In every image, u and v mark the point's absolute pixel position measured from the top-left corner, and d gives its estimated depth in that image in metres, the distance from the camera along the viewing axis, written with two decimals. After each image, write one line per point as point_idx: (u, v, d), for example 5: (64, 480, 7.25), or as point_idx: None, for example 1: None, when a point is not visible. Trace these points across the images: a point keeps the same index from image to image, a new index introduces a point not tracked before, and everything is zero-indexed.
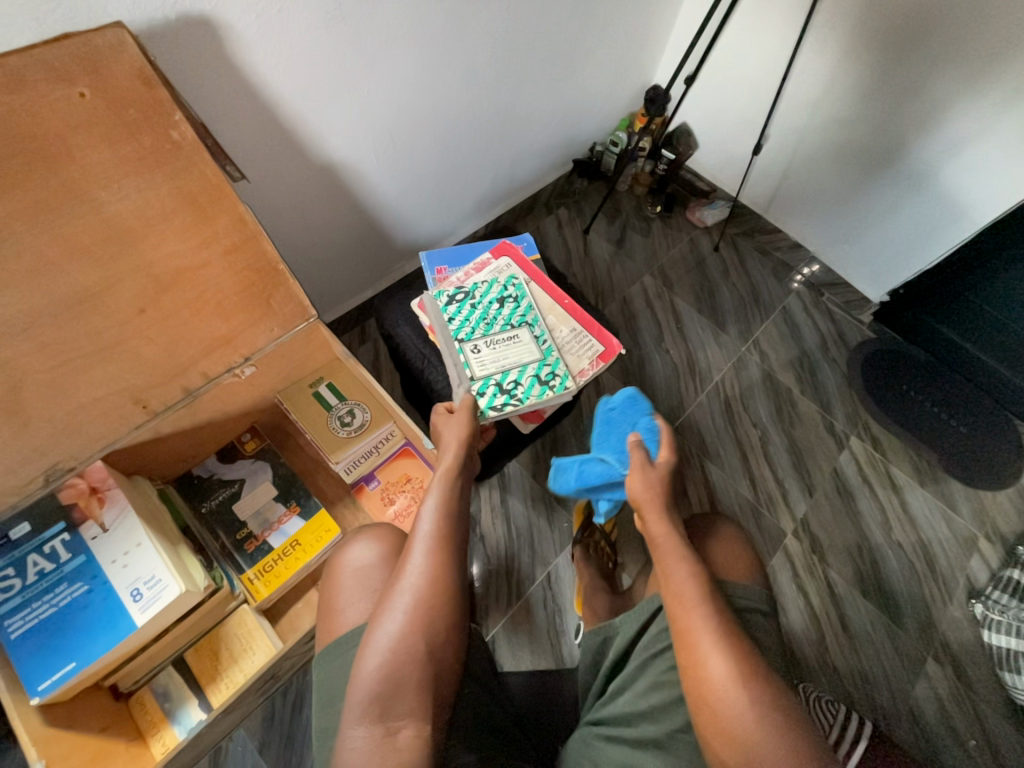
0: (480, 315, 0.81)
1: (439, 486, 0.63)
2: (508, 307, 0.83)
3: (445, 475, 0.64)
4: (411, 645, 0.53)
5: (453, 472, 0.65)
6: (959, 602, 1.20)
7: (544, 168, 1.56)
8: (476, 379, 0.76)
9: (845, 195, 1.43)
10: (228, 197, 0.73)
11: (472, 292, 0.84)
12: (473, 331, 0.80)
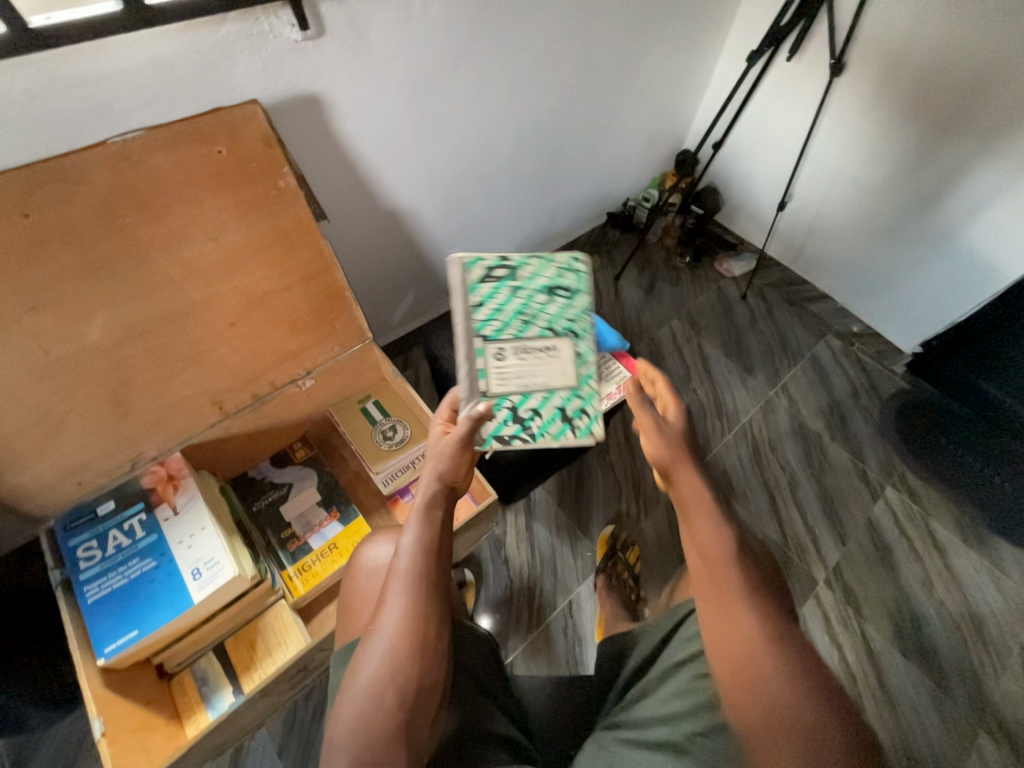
0: (521, 307, 0.77)
1: (415, 524, 0.59)
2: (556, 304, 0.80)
3: (424, 512, 0.60)
4: (383, 698, 0.49)
5: (427, 508, 0.61)
6: (1014, 673, 1.12)
7: (580, 219, 1.70)
8: (488, 395, 0.73)
9: (871, 250, 1.49)
10: (313, 235, 0.87)
11: (517, 273, 0.79)
12: (504, 331, 0.76)
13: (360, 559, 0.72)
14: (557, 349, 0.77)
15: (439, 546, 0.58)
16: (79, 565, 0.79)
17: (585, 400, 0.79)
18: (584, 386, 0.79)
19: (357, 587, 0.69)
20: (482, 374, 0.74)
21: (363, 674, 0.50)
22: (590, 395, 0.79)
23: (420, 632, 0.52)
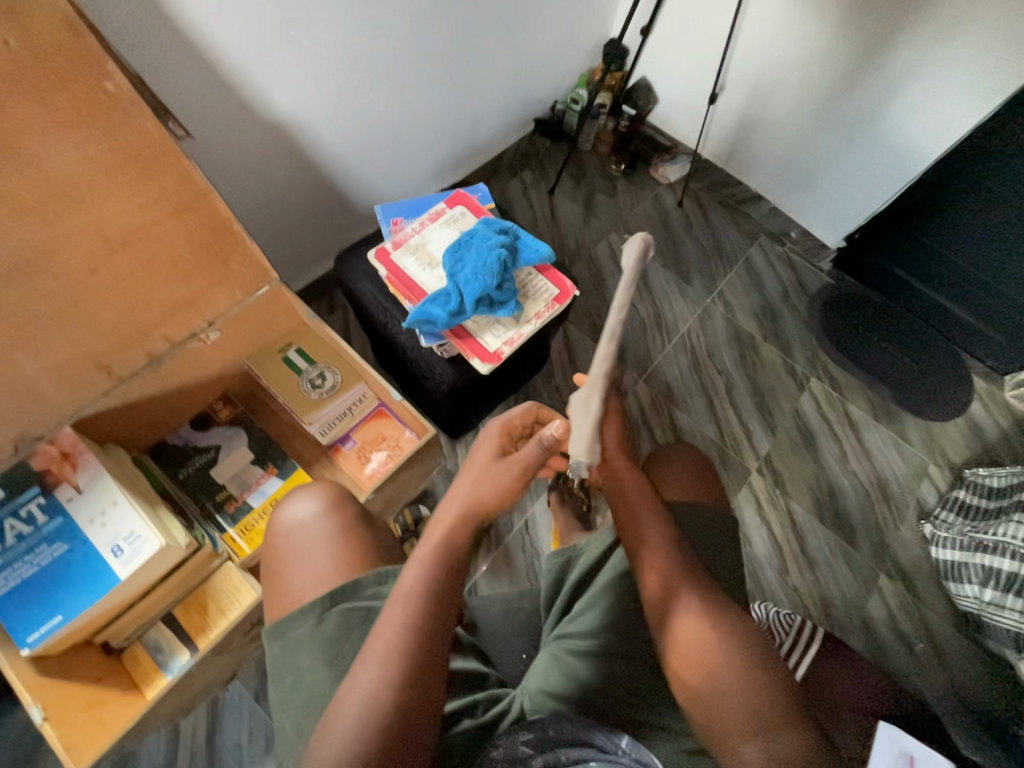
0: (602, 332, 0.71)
1: (419, 565, 0.52)
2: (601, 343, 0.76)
3: (434, 553, 0.53)
4: (375, 735, 0.46)
5: (440, 550, 0.53)
6: (910, 523, 1.29)
7: (504, 127, 1.55)
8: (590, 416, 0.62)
9: (800, 142, 1.46)
10: (172, 153, 0.72)
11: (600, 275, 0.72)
12: None
13: (277, 522, 0.68)
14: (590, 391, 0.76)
15: (443, 598, 0.51)
16: None
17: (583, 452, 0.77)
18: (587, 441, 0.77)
19: (277, 549, 0.67)
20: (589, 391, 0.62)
21: (331, 735, 0.46)
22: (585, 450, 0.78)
23: (404, 697, 0.47)
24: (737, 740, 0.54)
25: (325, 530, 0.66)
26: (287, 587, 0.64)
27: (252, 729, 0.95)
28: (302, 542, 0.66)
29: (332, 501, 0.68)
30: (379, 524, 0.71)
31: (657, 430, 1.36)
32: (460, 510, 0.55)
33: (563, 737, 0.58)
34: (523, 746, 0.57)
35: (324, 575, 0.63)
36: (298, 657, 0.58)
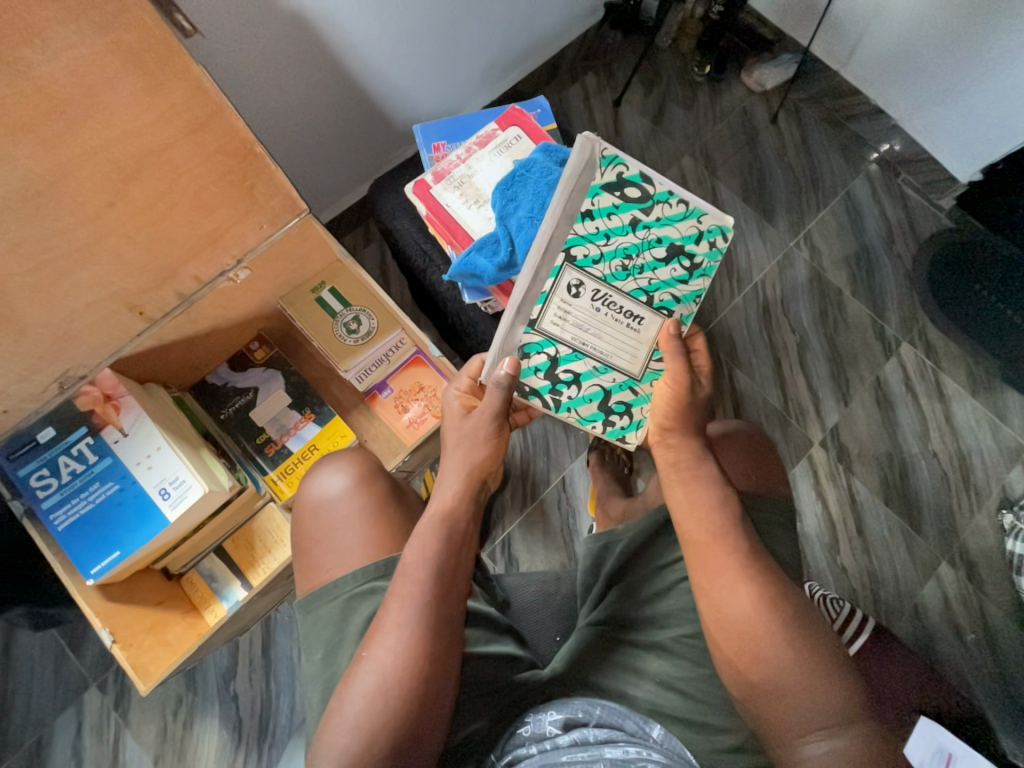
0: (632, 247, 0.64)
1: (423, 536, 0.53)
2: (668, 270, 0.65)
3: (437, 525, 0.54)
4: (402, 687, 0.47)
5: (442, 523, 0.54)
6: (988, 511, 1.17)
7: (568, 14, 1.27)
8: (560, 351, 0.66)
9: (953, 39, 1.12)
10: (179, 57, 0.60)
11: (650, 199, 0.63)
12: (603, 259, 0.63)
13: (305, 494, 0.64)
14: (640, 327, 0.66)
15: (451, 571, 0.52)
16: (37, 494, 0.74)
17: (635, 399, 0.69)
18: (643, 383, 0.68)
19: (309, 522, 0.64)
20: (540, 301, 0.63)
21: (354, 701, 0.47)
22: (644, 397, 0.69)
23: (420, 666, 0.48)
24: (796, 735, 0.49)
25: (359, 503, 0.63)
26: (316, 564, 0.62)
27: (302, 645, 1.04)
28: (331, 517, 0.63)
29: (362, 475, 0.65)
30: (410, 496, 0.67)
31: (714, 391, 1.24)
32: (456, 482, 0.57)
33: (593, 720, 0.53)
34: (550, 724, 0.53)
35: (355, 552, 0.60)
36: (326, 634, 0.57)
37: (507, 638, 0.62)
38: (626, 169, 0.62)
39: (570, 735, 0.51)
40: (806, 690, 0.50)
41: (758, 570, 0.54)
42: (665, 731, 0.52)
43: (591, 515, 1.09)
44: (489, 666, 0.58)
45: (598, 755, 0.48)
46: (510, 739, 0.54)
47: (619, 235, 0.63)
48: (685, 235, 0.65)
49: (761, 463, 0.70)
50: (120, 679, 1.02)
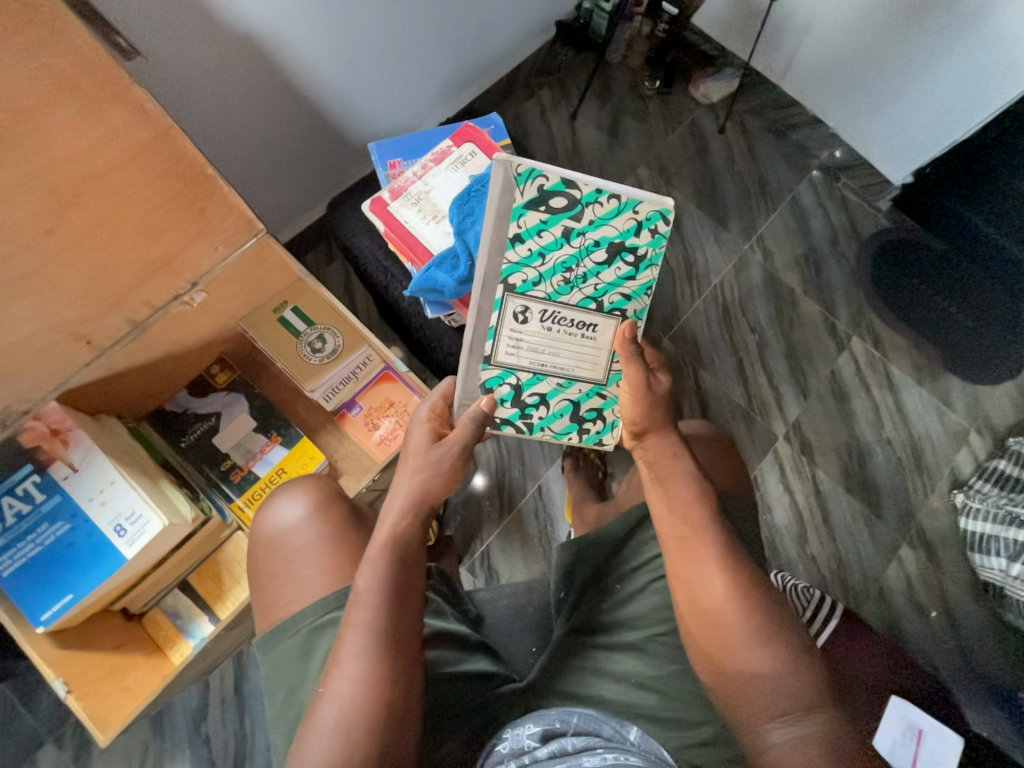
0: (570, 259, 0.66)
1: (372, 562, 0.52)
2: (612, 270, 0.68)
3: (389, 547, 0.53)
4: (362, 720, 0.45)
5: (391, 546, 0.53)
6: (940, 492, 1.23)
7: (520, 32, 1.31)
8: (522, 377, 0.69)
9: (877, 53, 1.21)
10: (119, 79, 0.59)
11: (577, 203, 0.65)
12: (541, 281, 0.66)
13: (261, 526, 0.63)
14: (595, 335, 0.69)
15: (405, 591, 0.51)
16: None
17: (605, 403, 0.72)
18: (610, 386, 0.72)
19: (267, 554, 0.61)
20: (490, 335, 0.67)
21: (315, 741, 0.45)
22: (613, 399, 0.72)
23: (380, 694, 0.46)
24: (765, 721, 0.50)
25: (319, 530, 0.61)
26: (275, 599, 0.59)
27: None
28: (290, 548, 0.61)
29: (319, 503, 0.63)
30: (371, 520, 0.65)
31: (680, 392, 1.28)
32: (407, 505, 0.56)
33: (571, 729, 0.52)
34: (528, 738, 0.52)
35: (316, 582, 0.58)
36: (287, 672, 0.54)
37: (480, 654, 0.61)
38: (545, 182, 0.63)
39: (548, 747, 0.50)
40: (774, 678, 0.51)
41: (727, 566, 0.55)
42: (641, 732, 0.52)
43: (569, 522, 1.09)
44: (461, 684, 0.57)
45: (576, 764, 0.47)
46: (488, 756, 0.53)
47: (551, 250, 0.65)
48: (623, 230, 0.67)
49: (723, 458, 0.73)
50: (80, 732, 0.96)
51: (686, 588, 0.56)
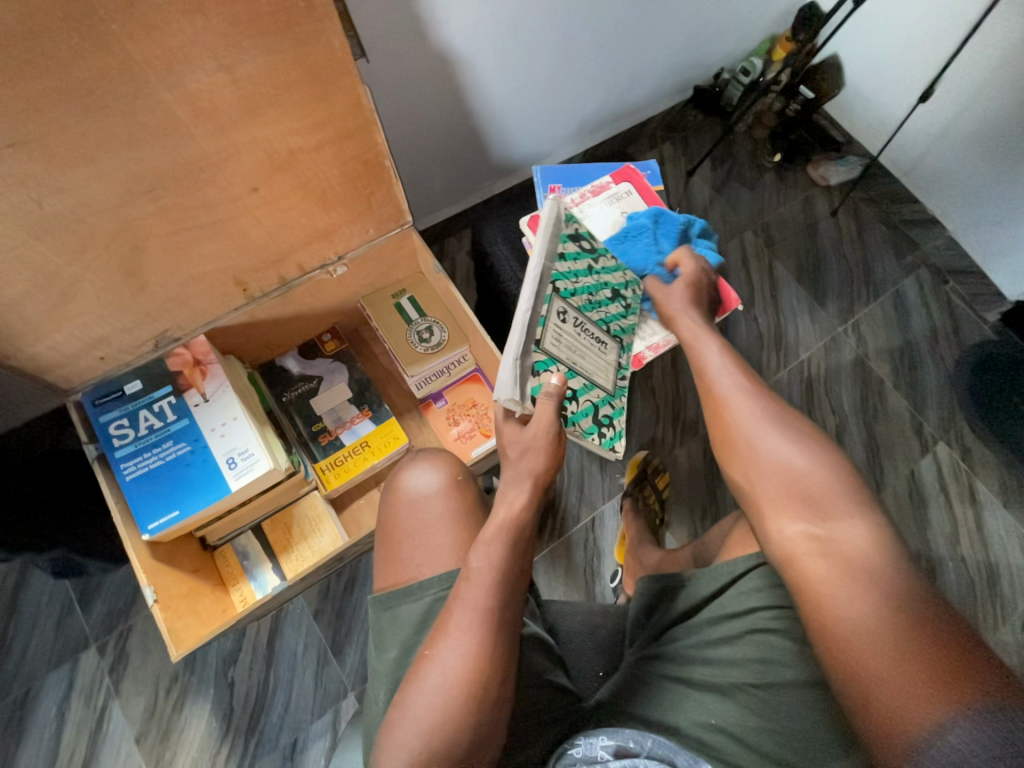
0: (591, 287, 0.74)
1: (489, 544, 0.55)
2: (617, 307, 0.77)
3: (501, 532, 0.56)
4: (462, 695, 0.49)
5: (506, 531, 0.56)
6: (1013, 627, 1.15)
7: (660, 89, 1.38)
8: (560, 366, 0.69)
9: (1013, 170, 1.22)
10: (350, 75, 0.67)
11: (600, 250, 0.77)
12: (573, 295, 0.72)
13: (398, 487, 0.65)
14: (609, 351, 0.75)
15: (513, 582, 0.54)
16: (112, 441, 0.77)
17: (615, 412, 0.75)
18: (617, 398, 0.76)
19: (398, 518, 0.65)
20: (540, 324, 0.69)
21: (417, 700, 0.49)
22: (620, 411, 0.76)
23: (481, 674, 0.49)
24: (819, 564, 0.53)
25: (444, 509, 0.64)
26: (404, 561, 0.62)
27: (308, 642, 1.02)
28: (423, 516, 0.64)
29: (452, 479, 0.66)
30: (489, 509, 0.68)
31: None
32: (524, 495, 0.59)
33: (644, 750, 0.52)
34: (601, 749, 0.53)
35: (441, 554, 0.61)
36: (402, 634, 0.57)
37: (558, 668, 0.65)
38: (580, 225, 0.77)
39: (621, 762, 0.51)
40: (847, 551, 0.52)
41: (808, 445, 0.59)
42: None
43: (618, 561, 1.09)
44: (541, 691, 0.60)
45: None
46: (559, 760, 0.54)
47: (584, 275, 0.74)
48: (624, 280, 0.78)
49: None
50: (122, 644, 1.00)
51: (741, 456, 0.61)
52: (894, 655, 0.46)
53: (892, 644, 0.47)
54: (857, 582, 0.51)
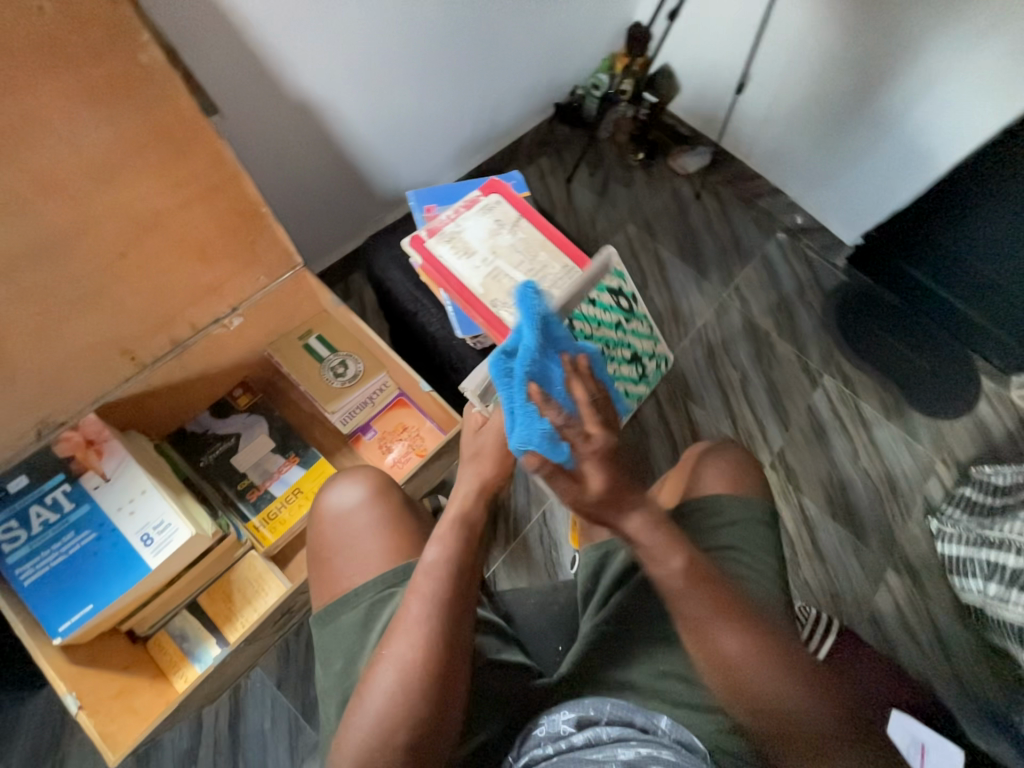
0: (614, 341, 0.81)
1: (443, 537, 0.58)
2: None
3: (450, 526, 0.59)
4: (418, 682, 0.50)
5: (461, 521, 0.59)
6: (917, 519, 1.32)
7: (525, 110, 1.51)
8: None
9: (826, 139, 1.44)
10: (205, 133, 0.68)
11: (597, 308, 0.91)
12: None
13: (321, 507, 0.67)
14: None
15: (468, 570, 0.56)
16: (2, 549, 0.71)
17: None
18: None
19: (325, 538, 0.65)
20: None
21: (376, 696, 0.50)
22: None
23: (435, 657, 0.51)
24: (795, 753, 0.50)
25: (371, 518, 0.65)
26: (335, 575, 0.63)
27: (276, 716, 0.95)
28: (351, 530, 0.65)
29: (376, 488, 0.67)
30: (420, 511, 0.70)
31: (672, 423, 1.36)
32: (475, 498, 0.62)
33: (605, 716, 0.55)
34: (564, 724, 0.56)
35: (373, 561, 0.62)
36: (347, 642, 0.58)
37: (514, 647, 0.68)
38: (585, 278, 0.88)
39: (583, 734, 0.54)
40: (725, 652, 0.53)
41: (755, 625, 0.51)
42: (673, 723, 0.55)
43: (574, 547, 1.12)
44: (496, 676, 0.63)
45: (612, 754, 0.50)
46: (525, 742, 0.57)
47: None
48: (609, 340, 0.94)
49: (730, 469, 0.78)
50: None
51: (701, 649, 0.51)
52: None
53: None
54: (830, 758, 0.49)
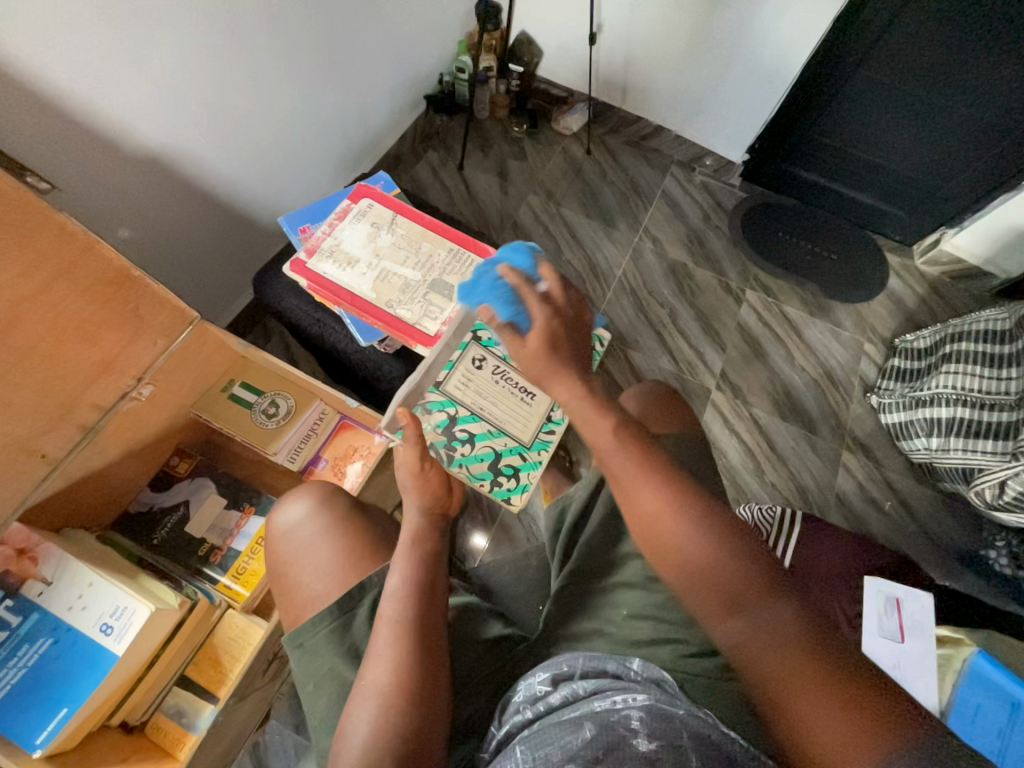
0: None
1: (401, 563, 0.59)
2: None
3: (409, 549, 0.60)
4: (396, 715, 0.50)
5: (414, 546, 0.60)
6: (859, 399, 1.40)
7: (397, 108, 1.49)
8: (445, 394, 0.86)
9: (688, 68, 1.48)
10: (40, 208, 0.65)
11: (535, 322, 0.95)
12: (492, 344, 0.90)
13: (272, 528, 0.69)
14: (529, 402, 0.90)
15: (429, 589, 0.58)
16: None
17: (522, 463, 0.88)
18: (530, 449, 0.89)
19: (279, 554, 0.68)
20: (449, 367, 0.87)
21: (357, 735, 0.50)
22: (531, 462, 0.88)
23: (409, 686, 0.51)
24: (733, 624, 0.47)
25: (319, 527, 0.67)
26: (294, 586, 0.66)
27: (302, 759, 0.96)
28: (301, 541, 0.67)
29: (322, 498, 0.70)
30: (370, 510, 0.73)
31: (617, 374, 1.40)
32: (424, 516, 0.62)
33: (577, 670, 0.56)
34: (540, 685, 0.56)
35: (328, 566, 0.65)
36: (318, 667, 0.60)
37: (494, 620, 0.69)
38: None
39: (559, 692, 0.54)
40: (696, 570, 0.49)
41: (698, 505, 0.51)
42: (643, 663, 0.55)
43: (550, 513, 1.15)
44: (484, 655, 0.64)
45: (588, 706, 0.50)
46: (507, 710, 0.58)
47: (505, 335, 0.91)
48: None
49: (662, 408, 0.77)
50: None
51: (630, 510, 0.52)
52: (832, 722, 0.42)
53: (814, 689, 0.43)
54: (750, 620, 0.46)
